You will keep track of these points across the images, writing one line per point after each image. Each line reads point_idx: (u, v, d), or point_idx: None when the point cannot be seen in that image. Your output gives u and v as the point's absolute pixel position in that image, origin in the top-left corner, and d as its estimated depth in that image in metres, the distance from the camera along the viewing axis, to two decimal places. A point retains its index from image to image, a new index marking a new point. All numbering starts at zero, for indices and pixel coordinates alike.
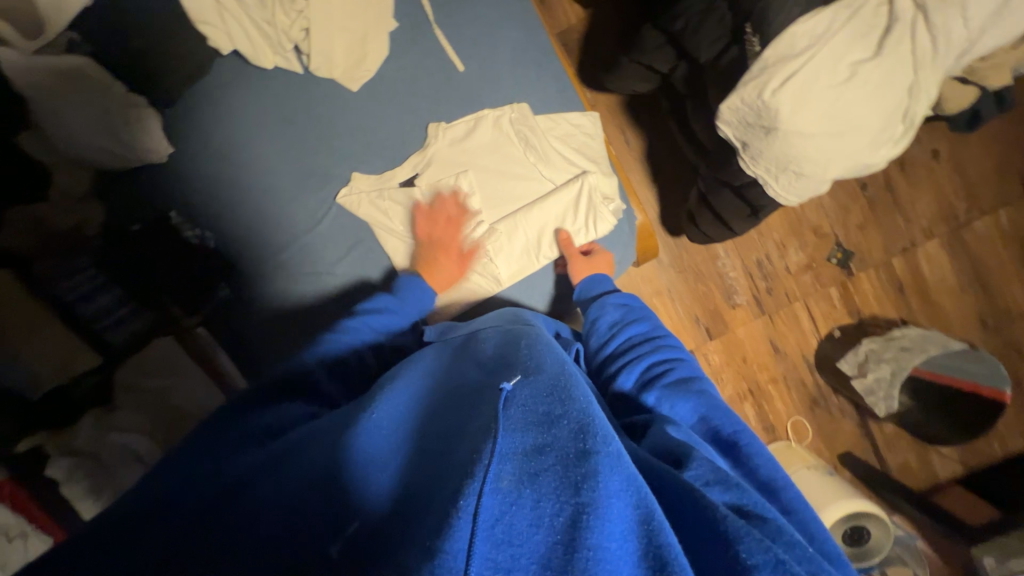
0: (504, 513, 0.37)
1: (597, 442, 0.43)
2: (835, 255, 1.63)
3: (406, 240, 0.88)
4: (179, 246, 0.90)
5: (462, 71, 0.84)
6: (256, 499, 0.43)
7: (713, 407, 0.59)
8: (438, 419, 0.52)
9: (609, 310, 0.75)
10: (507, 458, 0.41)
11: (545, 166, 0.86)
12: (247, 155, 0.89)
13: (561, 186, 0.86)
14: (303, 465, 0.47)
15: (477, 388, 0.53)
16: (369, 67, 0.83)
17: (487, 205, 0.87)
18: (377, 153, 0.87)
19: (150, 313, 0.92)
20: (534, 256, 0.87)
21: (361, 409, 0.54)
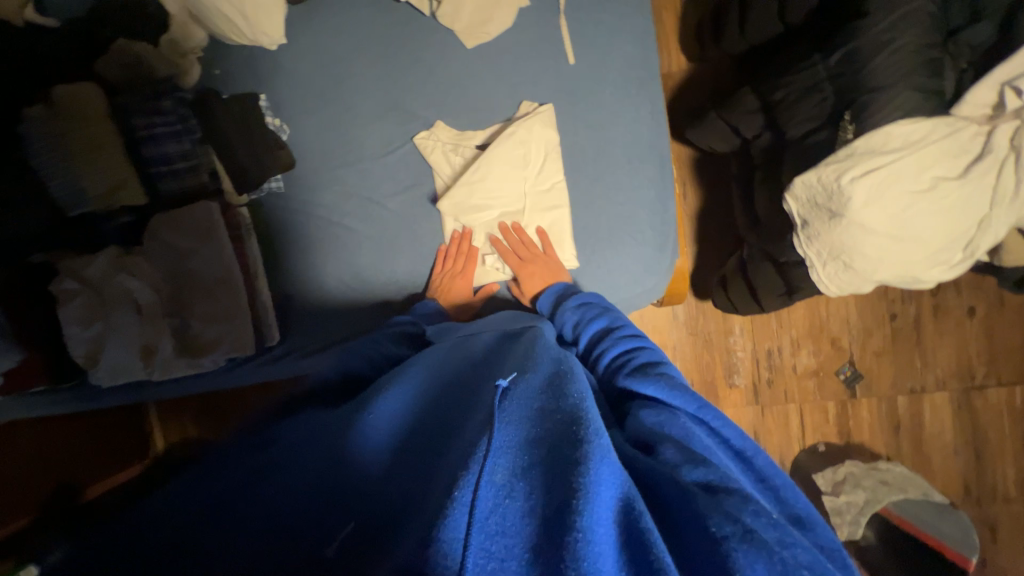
0: (496, 506, 0.40)
1: (588, 433, 0.45)
2: (844, 371, 1.63)
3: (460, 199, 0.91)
4: (253, 126, 0.90)
5: (572, 65, 0.86)
6: (269, 496, 0.49)
7: (675, 383, 0.59)
8: (440, 413, 0.56)
9: (566, 313, 0.78)
10: (500, 449, 0.44)
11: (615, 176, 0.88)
12: (346, 69, 0.92)
13: (623, 199, 0.88)
14: (317, 459, 0.52)
15: (477, 385, 0.57)
16: (489, 31, 0.86)
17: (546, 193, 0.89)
18: (466, 110, 0.90)
19: (205, 176, 0.91)
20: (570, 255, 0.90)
21: (359, 408, 0.58)
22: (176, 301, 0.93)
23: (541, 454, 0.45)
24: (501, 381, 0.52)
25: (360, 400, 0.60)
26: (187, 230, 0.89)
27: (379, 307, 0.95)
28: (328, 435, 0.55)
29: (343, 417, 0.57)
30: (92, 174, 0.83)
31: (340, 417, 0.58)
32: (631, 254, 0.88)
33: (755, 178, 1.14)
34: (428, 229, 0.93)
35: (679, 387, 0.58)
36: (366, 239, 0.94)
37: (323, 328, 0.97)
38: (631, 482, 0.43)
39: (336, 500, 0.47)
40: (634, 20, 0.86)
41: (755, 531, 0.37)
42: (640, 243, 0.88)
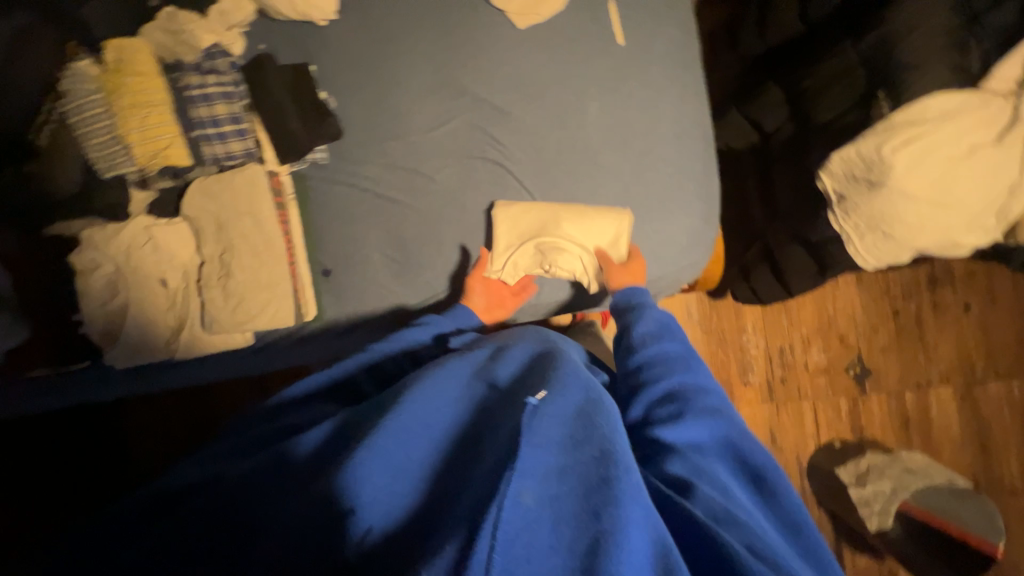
0: (524, 521, 0.43)
1: (617, 469, 0.47)
2: (853, 367, 1.68)
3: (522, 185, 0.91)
4: (303, 96, 0.90)
5: (621, 46, 0.89)
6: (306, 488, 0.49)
7: (734, 440, 0.61)
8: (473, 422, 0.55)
9: (645, 323, 0.75)
10: (528, 469, 0.45)
11: (667, 162, 0.90)
12: (395, 47, 0.93)
13: (676, 185, 0.90)
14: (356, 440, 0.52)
15: (500, 407, 0.54)
16: (541, 13, 0.89)
17: (607, 178, 0.89)
18: (514, 87, 0.91)
19: (254, 141, 0.87)
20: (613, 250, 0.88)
21: (379, 414, 0.55)
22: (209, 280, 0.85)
23: (570, 480, 0.47)
24: (532, 400, 0.51)
25: (395, 390, 0.59)
26: (235, 202, 0.84)
27: (426, 281, 0.92)
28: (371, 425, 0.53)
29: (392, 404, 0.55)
30: (141, 136, 0.80)
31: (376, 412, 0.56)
32: (689, 247, 0.91)
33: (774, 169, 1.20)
34: (478, 202, 0.92)
35: (736, 443, 0.61)
36: (412, 213, 0.93)
37: (365, 305, 0.92)
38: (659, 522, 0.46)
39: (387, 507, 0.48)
40: (678, 10, 0.91)
41: None
42: (696, 235, 0.91)
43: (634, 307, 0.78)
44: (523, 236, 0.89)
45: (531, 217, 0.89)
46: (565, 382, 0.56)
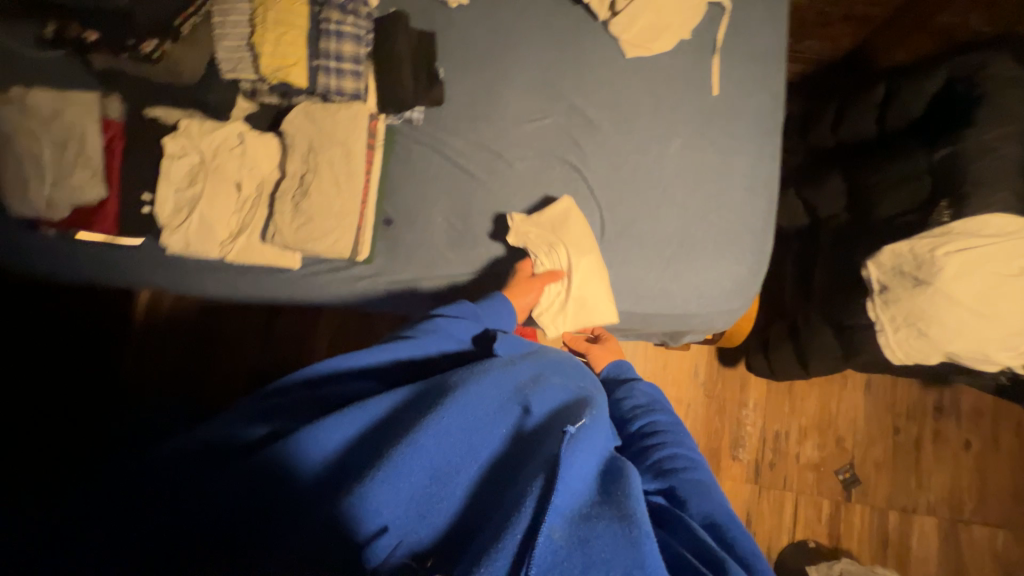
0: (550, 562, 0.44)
1: (640, 531, 0.47)
2: (844, 472, 1.66)
3: (589, 194, 0.96)
4: (416, 51, 0.93)
5: (714, 97, 0.96)
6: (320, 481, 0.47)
7: (724, 512, 0.63)
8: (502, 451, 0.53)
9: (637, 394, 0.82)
10: (558, 514, 0.47)
11: (731, 209, 0.94)
12: (510, 42, 1.00)
13: (735, 233, 0.93)
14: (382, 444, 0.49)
15: (530, 445, 0.53)
16: (650, 50, 0.97)
17: (672, 209, 0.94)
18: (608, 106, 0.98)
19: (365, 84, 0.92)
20: (659, 276, 0.93)
21: (396, 427, 0.50)
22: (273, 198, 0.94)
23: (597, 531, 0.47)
24: (569, 430, 0.52)
25: (426, 389, 0.56)
26: (332, 132, 0.88)
27: (477, 255, 0.96)
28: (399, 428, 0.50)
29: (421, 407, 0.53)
30: (272, 51, 0.85)
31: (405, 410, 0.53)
32: (731, 293, 0.93)
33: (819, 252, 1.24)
34: (546, 198, 0.96)
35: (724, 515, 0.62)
36: (482, 191, 0.98)
37: (415, 262, 0.97)
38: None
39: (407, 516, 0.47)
40: (771, 82, 0.99)
41: None
42: (740, 284, 0.93)
43: (626, 381, 0.86)
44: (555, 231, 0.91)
45: (574, 225, 0.92)
46: (592, 432, 0.56)
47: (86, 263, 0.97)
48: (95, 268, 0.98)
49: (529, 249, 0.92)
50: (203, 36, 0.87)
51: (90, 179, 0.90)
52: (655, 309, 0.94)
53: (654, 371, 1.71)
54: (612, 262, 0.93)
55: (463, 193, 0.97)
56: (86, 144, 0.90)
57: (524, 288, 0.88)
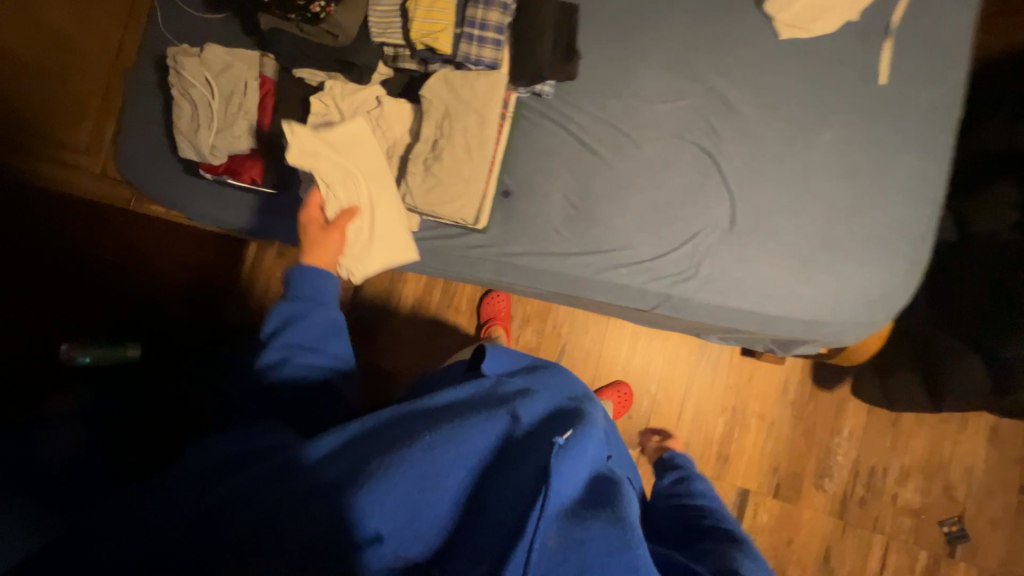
0: (544, 558, 0.49)
1: (625, 532, 0.51)
2: (949, 523, 1.48)
3: (722, 183, 0.90)
4: (558, 21, 0.91)
5: (881, 85, 0.87)
6: (322, 478, 0.52)
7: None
8: (492, 459, 0.58)
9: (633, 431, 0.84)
10: (548, 520, 0.51)
11: (886, 211, 0.84)
12: (650, 18, 0.96)
13: (887, 238, 0.84)
14: (389, 447, 0.55)
15: (513, 454, 0.58)
16: (809, 31, 0.89)
17: (815, 206, 0.86)
18: (752, 89, 0.91)
19: (505, 54, 0.92)
20: (792, 278, 0.86)
21: (391, 437, 0.57)
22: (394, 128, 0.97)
23: (590, 534, 0.51)
24: (557, 439, 0.57)
25: (419, 409, 0.63)
26: (468, 97, 0.89)
27: (593, 236, 0.94)
28: (407, 436, 0.57)
29: (423, 426, 0.59)
30: (425, 14, 0.86)
31: (411, 424, 0.60)
32: (876, 305, 0.84)
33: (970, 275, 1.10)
34: (674, 183, 0.92)
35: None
36: (605, 171, 0.95)
37: (529, 236, 0.97)
38: None
39: (401, 522, 0.50)
40: (953, 72, 0.87)
41: None
42: (888, 296, 0.84)
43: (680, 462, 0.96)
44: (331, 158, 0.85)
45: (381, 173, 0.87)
46: (582, 434, 0.60)
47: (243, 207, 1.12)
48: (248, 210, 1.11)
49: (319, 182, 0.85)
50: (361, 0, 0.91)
51: (245, 128, 0.98)
52: (783, 313, 0.87)
53: (736, 382, 1.63)
54: (739, 257, 0.88)
55: (586, 171, 0.96)
56: (247, 96, 0.98)
57: (330, 241, 0.83)
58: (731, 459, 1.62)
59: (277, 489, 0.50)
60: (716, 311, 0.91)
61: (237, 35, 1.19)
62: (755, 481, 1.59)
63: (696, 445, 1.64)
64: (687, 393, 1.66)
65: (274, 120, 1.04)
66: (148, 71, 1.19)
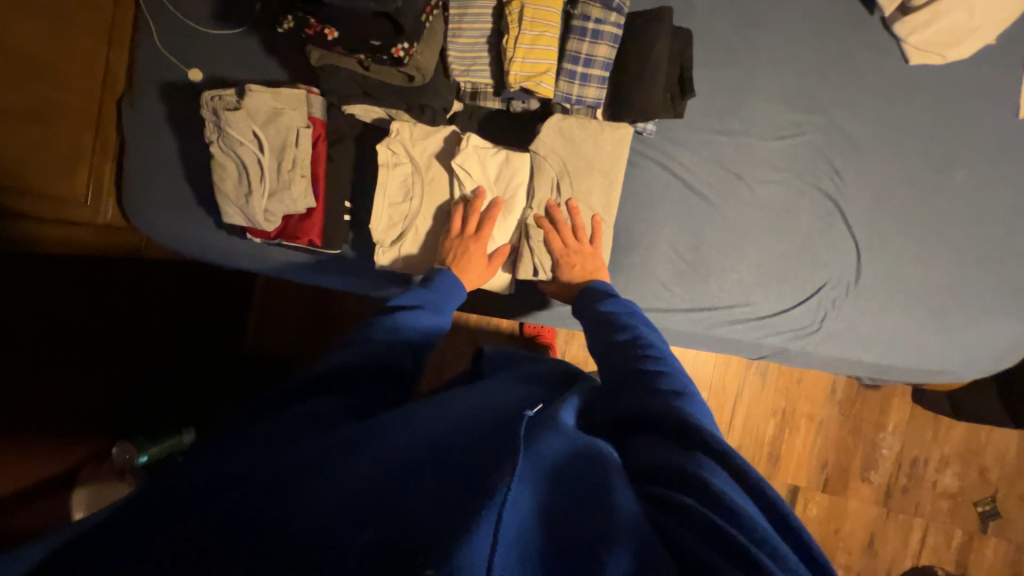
0: (517, 534, 0.32)
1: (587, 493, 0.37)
2: (983, 503, 1.59)
3: (846, 232, 0.84)
4: (672, 51, 0.79)
5: (1019, 120, 0.80)
6: (283, 457, 0.38)
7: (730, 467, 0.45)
8: (461, 441, 0.41)
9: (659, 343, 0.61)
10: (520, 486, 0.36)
11: (1018, 259, 0.81)
12: (760, 40, 0.86)
13: (1019, 288, 0.81)
14: (337, 448, 0.40)
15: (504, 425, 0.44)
16: (945, 56, 0.80)
17: (945, 254, 0.82)
18: (875, 123, 0.84)
19: (611, 94, 0.81)
20: (919, 331, 0.83)
21: (363, 436, 0.43)
22: (509, 173, 0.82)
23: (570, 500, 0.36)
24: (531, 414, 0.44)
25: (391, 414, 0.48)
26: (594, 157, 0.80)
27: (707, 293, 0.87)
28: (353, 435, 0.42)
29: (397, 420, 0.46)
30: (526, 53, 0.73)
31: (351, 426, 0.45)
32: (1005, 356, 0.82)
33: None
34: (794, 231, 0.85)
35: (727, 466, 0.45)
36: (716, 217, 0.87)
37: (636, 292, 0.88)
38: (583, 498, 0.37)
39: (346, 501, 0.34)
40: None
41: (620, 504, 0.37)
42: (1016, 345, 0.82)
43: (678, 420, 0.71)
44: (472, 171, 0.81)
45: (500, 168, 0.82)
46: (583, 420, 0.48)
47: (290, 268, 0.95)
48: (300, 271, 0.95)
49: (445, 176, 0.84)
50: (441, 32, 0.76)
51: (302, 187, 0.83)
52: (907, 368, 0.85)
53: (787, 384, 1.65)
54: (865, 311, 0.84)
55: (695, 220, 0.87)
56: (299, 148, 0.82)
57: (483, 264, 0.80)
58: (781, 459, 1.65)
59: (227, 473, 0.36)
60: (836, 363, 0.87)
61: (256, 54, 0.97)
62: (804, 477, 1.64)
63: (748, 448, 1.66)
64: (738, 399, 1.66)
65: (331, 170, 0.88)
66: (149, 102, 0.98)
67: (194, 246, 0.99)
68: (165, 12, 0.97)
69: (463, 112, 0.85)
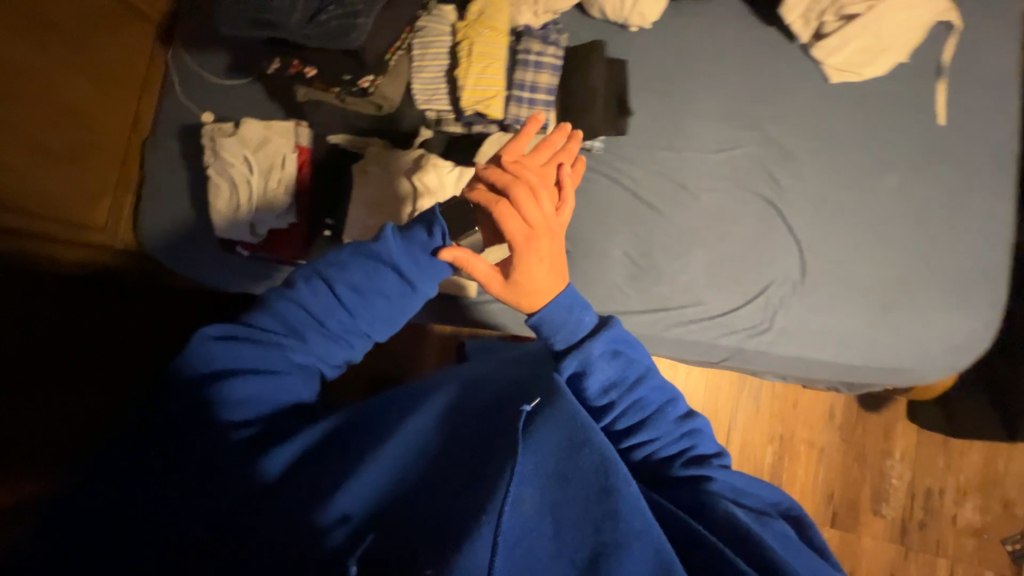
0: (520, 530, 0.41)
1: (589, 490, 0.43)
2: (1013, 542, 1.45)
3: (788, 234, 0.88)
4: (607, 80, 0.90)
5: (941, 126, 0.86)
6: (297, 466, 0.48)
7: (736, 490, 0.52)
8: (466, 437, 0.49)
9: (602, 366, 0.55)
10: (524, 489, 0.42)
11: (961, 255, 0.83)
12: (693, 69, 0.96)
13: (966, 285, 0.82)
14: (350, 458, 0.49)
15: (499, 418, 0.49)
16: (861, 73, 0.88)
17: (888, 250, 0.85)
18: (805, 135, 0.90)
19: (557, 116, 0.90)
20: (872, 327, 0.84)
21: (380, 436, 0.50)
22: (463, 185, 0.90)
23: (568, 490, 0.43)
24: (524, 407, 0.47)
25: (398, 402, 0.55)
26: None
27: (660, 295, 0.90)
28: (374, 429, 0.52)
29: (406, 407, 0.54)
30: (477, 81, 0.84)
31: (380, 413, 0.54)
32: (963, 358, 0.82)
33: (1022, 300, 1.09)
34: (739, 234, 0.89)
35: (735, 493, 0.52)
36: (664, 225, 0.92)
37: (591, 294, 0.92)
38: (579, 503, 0.43)
39: (373, 506, 0.45)
40: (1011, 107, 0.86)
41: (611, 497, 0.43)
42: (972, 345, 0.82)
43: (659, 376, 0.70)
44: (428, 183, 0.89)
45: (453, 181, 0.90)
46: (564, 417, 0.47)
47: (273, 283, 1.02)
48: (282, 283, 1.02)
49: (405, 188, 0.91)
50: (403, 68, 0.88)
51: (286, 203, 0.93)
52: (865, 366, 0.85)
53: (782, 408, 1.59)
54: (814, 308, 0.86)
55: (643, 226, 0.92)
56: (285, 171, 0.93)
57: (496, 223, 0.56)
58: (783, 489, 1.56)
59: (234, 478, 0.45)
60: (793, 363, 0.88)
61: (259, 98, 1.13)
62: (810, 511, 1.54)
63: None
64: (732, 424, 1.59)
65: (315, 191, 0.98)
66: (167, 142, 1.12)
67: (190, 263, 1.06)
68: (186, 68, 1.14)
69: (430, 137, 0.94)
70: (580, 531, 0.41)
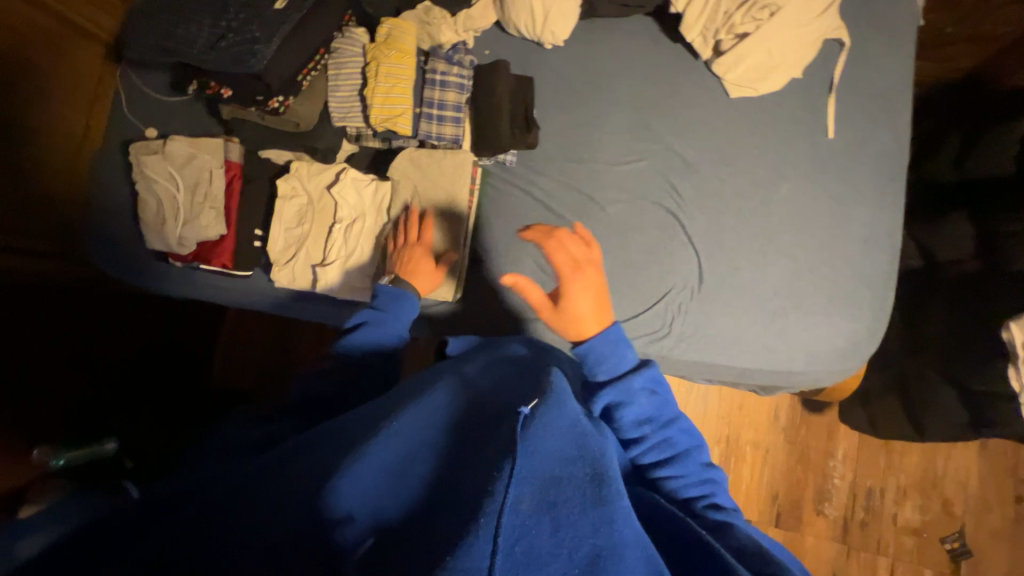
0: (520, 537, 0.34)
1: (595, 494, 0.38)
2: (949, 539, 1.48)
3: (687, 242, 0.92)
4: (516, 97, 0.95)
5: (830, 140, 0.92)
6: (300, 474, 0.43)
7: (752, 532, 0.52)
8: (464, 441, 0.44)
9: (639, 400, 0.56)
10: (525, 489, 0.36)
11: (848, 263, 0.89)
12: (604, 82, 0.99)
13: (851, 291, 0.88)
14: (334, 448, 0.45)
15: (492, 422, 0.45)
16: (758, 88, 0.92)
17: (782, 258, 0.89)
18: (709, 147, 0.94)
19: (466, 131, 0.96)
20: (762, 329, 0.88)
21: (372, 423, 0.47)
22: (380, 199, 0.95)
23: (564, 494, 0.37)
24: (522, 408, 0.42)
25: (389, 402, 0.52)
26: (439, 179, 0.93)
27: None
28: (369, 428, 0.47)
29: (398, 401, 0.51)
30: (385, 99, 0.90)
31: (372, 413, 0.51)
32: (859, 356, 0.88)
33: (928, 297, 1.09)
34: (641, 244, 0.93)
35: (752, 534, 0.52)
36: None
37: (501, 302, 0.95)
38: (583, 505, 0.37)
39: (373, 505, 0.40)
40: (895, 125, 0.92)
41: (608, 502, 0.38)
42: (857, 348, 0.88)
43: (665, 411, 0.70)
44: (345, 196, 0.94)
45: (373, 195, 0.95)
46: (561, 412, 0.43)
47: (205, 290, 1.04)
48: (211, 291, 1.04)
49: (325, 201, 0.96)
50: (316, 87, 0.93)
51: (212, 217, 0.97)
52: (757, 369, 0.89)
53: (729, 411, 1.52)
54: (710, 313, 0.90)
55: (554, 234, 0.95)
56: (211, 186, 0.97)
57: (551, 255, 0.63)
58: None
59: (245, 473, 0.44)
60: (690, 366, 0.92)
61: None
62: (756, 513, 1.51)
63: None
64: None
65: (244, 204, 1.01)
66: (109, 159, 1.06)
67: (113, 269, 1.04)
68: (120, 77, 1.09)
69: (355, 152, 0.99)
70: (586, 536, 0.36)
